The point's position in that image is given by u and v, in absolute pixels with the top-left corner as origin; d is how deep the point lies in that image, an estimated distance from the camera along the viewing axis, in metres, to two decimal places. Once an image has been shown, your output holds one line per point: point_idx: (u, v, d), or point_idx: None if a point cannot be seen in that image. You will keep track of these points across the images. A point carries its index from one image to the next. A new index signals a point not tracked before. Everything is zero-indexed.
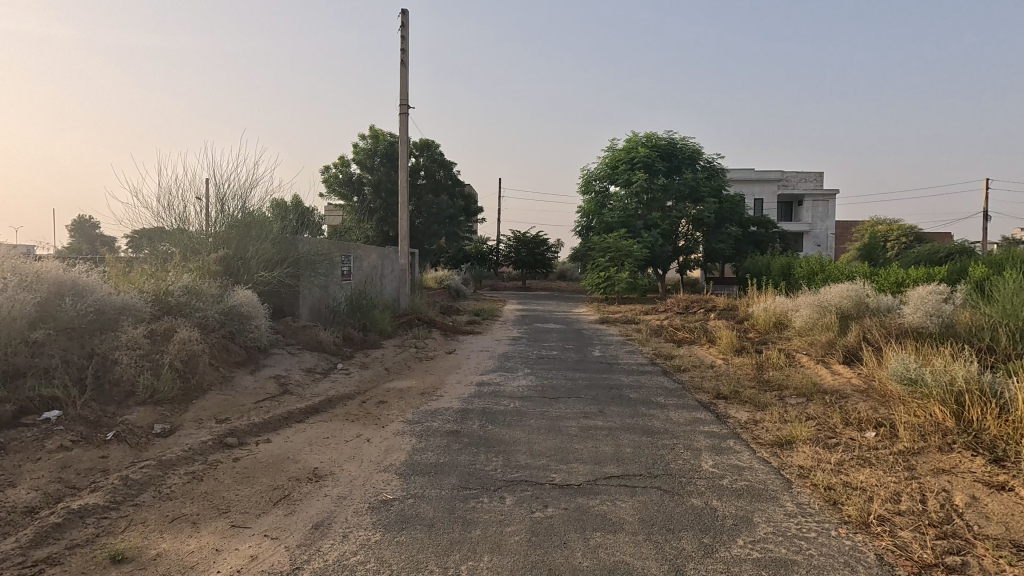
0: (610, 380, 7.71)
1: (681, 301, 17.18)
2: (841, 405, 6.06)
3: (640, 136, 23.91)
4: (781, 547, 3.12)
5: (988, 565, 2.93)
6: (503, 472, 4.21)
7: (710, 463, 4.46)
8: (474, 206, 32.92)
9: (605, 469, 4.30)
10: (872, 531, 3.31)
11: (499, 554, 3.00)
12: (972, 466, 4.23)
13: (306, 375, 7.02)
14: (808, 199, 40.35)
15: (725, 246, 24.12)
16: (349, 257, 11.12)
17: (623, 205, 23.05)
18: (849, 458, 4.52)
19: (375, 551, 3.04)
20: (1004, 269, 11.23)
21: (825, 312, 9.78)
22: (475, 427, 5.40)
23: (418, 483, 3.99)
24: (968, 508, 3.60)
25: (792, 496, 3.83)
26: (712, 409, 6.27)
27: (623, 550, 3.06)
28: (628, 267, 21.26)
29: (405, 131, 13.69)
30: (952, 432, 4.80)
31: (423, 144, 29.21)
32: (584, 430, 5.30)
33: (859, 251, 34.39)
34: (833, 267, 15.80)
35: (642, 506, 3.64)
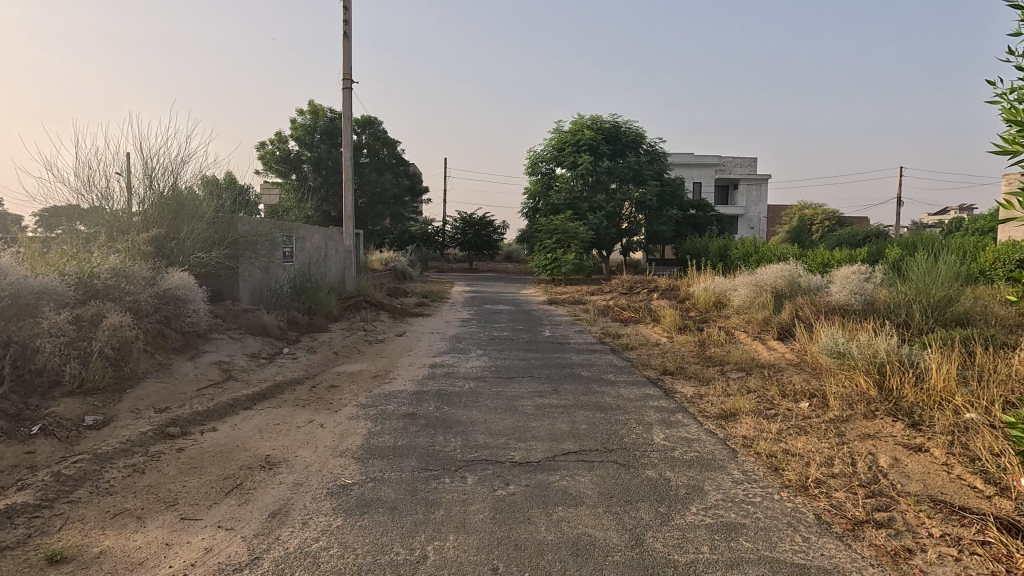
0: (561, 359, 7.87)
1: (625, 283, 17.67)
2: (778, 378, 6.43)
3: (585, 119, 24.08)
4: (731, 512, 3.31)
5: (910, 519, 3.23)
6: (463, 452, 4.22)
7: (662, 436, 4.64)
8: (418, 186, 32.34)
9: (563, 445, 4.39)
10: (810, 493, 3.56)
11: (464, 533, 3.02)
12: (893, 431, 4.60)
13: (250, 360, 6.75)
14: (743, 183, 42.16)
15: (667, 229, 24.88)
16: (289, 238, 10.70)
17: (569, 187, 23.27)
18: (787, 427, 4.83)
19: (338, 537, 2.99)
20: (917, 251, 12.20)
21: (761, 291, 10.29)
22: (431, 408, 5.36)
23: (376, 466, 3.95)
24: (892, 469, 3.93)
25: (738, 465, 4.06)
26: (660, 384, 6.53)
27: (585, 522, 3.16)
28: (574, 249, 21.61)
29: (349, 106, 13.23)
30: (875, 400, 5.22)
31: (365, 121, 28.54)
32: (540, 408, 5.39)
33: (789, 234, 36.36)
34: (767, 248, 16.64)
35: (600, 479, 3.76)
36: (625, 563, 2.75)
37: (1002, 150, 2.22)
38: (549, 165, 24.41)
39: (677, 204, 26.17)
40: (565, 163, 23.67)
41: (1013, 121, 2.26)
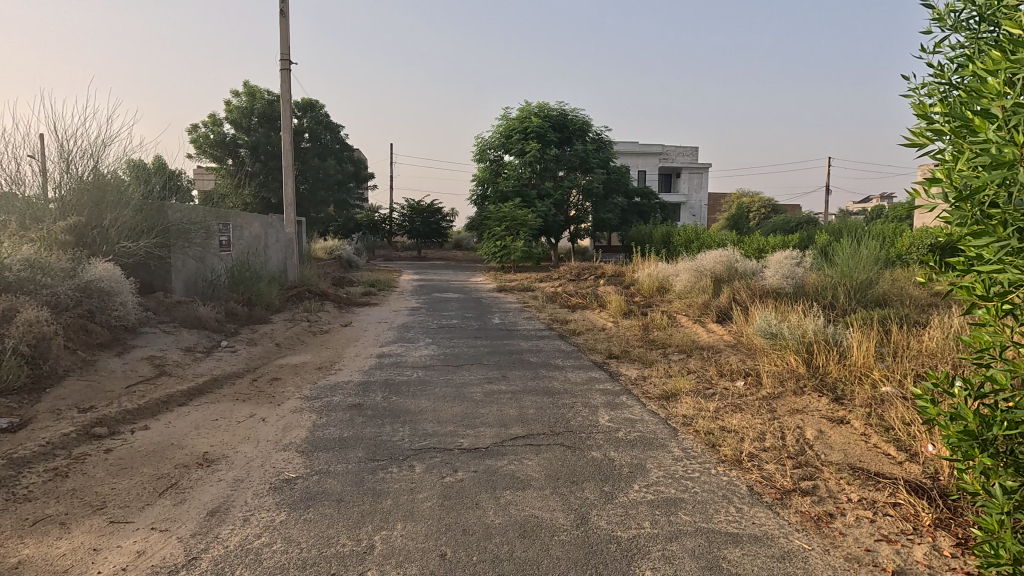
0: (510, 346, 7.94)
1: (573, 270, 17.96)
2: (716, 358, 6.73)
3: (532, 106, 24.11)
4: (671, 487, 3.46)
5: (832, 486, 3.47)
6: (411, 441, 4.20)
7: (607, 418, 4.77)
8: (363, 173, 31.58)
9: (511, 430, 4.44)
10: (744, 466, 3.77)
11: (411, 521, 3.02)
12: (819, 405, 4.91)
13: (185, 354, 6.44)
14: (685, 172, 43.44)
15: (613, 216, 25.38)
16: (225, 226, 10.21)
17: (517, 174, 23.32)
18: (724, 405, 5.07)
19: (281, 532, 2.92)
20: (842, 237, 12.99)
21: (701, 276, 10.70)
22: (378, 399, 5.29)
23: (322, 458, 3.88)
24: (817, 441, 4.21)
25: (677, 443, 4.23)
26: (605, 367, 6.71)
27: (532, 505, 3.22)
28: (523, 236, 21.73)
29: (287, 88, 12.70)
30: (804, 376, 5.55)
31: (306, 104, 27.52)
32: (488, 395, 5.43)
33: (728, 221, 37.84)
34: (707, 235, 17.29)
35: (547, 462, 3.84)
36: (571, 542, 2.83)
37: (912, 141, 2.38)
38: (497, 152, 24.40)
39: (622, 192, 26.70)
40: (513, 150, 23.66)
41: (922, 115, 2.43)
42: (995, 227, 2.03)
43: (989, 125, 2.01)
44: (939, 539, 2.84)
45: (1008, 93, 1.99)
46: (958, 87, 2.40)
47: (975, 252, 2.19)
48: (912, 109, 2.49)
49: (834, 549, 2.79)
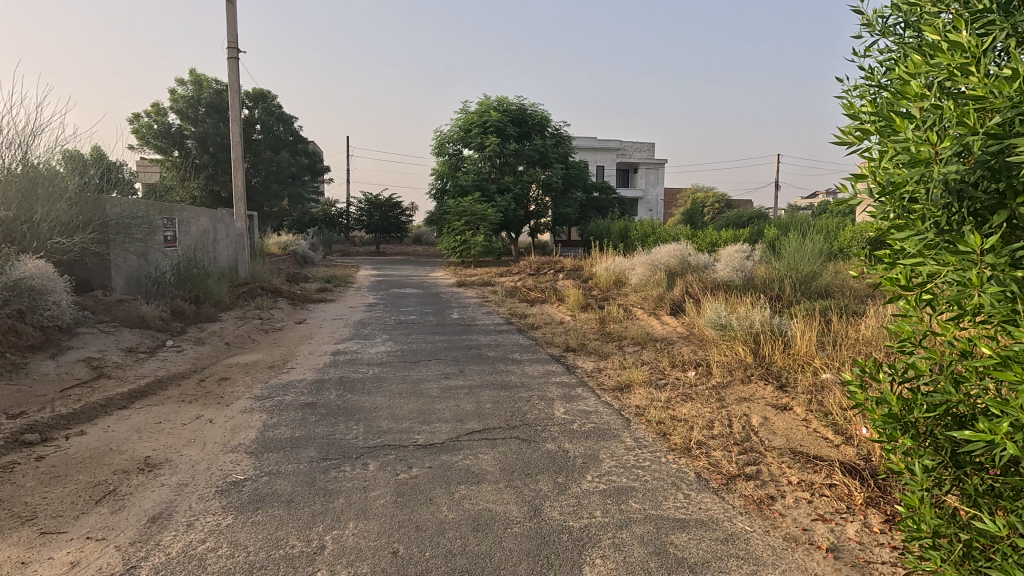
0: (468, 341, 7.92)
1: (533, 264, 18.07)
2: (669, 350, 6.90)
3: (491, 100, 24.03)
4: (623, 476, 3.55)
5: (774, 470, 3.63)
6: (365, 439, 4.15)
7: (562, 410, 4.84)
8: (319, 166, 30.81)
9: (467, 425, 4.44)
10: (692, 454, 3.89)
11: (364, 519, 2.99)
12: (765, 393, 5.11)
13: (126, 355, 6.15)
14: (642, 168, 44.23)
15: (572, 211, 25.60)
16: (170, 221, 9.78)
17: (476, 168, 23.22)
18: (675, 395, 5.21)
19: (227, 536, 2.84)
20: (789, 231, 13.52)
21: (655, 269, 10.94)
22: (332, 397, 5.20)
23: (272, 459, 3.78)
24: (762, 427, 4.38)
25: (630, 433, 4.32)
26: (562, 360, 6.78)
27: (486, 498, 3.23)
28: (483, 231, 21.70)
29: (236, 77, 12.25)
30: (751, 365, 5.76)
31: (258, 94, 26.62)
32: (445, 390, 5.41)
33: (683, 216, 38.77)
34: (663, 230, 17.67)
35: (502, 456, 3.86)
36: (524, 533, 2.86)
37: (842, 140, 2.49)
38: (456, 146, 24.25)
39: (581, 187, 26.96)
40: (473, 145, 23.54)
41: (851, 115, 2.55)
42: (915, 222, 2.16)
43: (909, 125, 2.12)
44: (869, 516, 3.01)
45: (925, 95, 2.11)
46: (884, 88, 2.52)
47: (898, 246, 2.33)
48: (843, 108, 2.60)
49: (773, 530, 2.91)
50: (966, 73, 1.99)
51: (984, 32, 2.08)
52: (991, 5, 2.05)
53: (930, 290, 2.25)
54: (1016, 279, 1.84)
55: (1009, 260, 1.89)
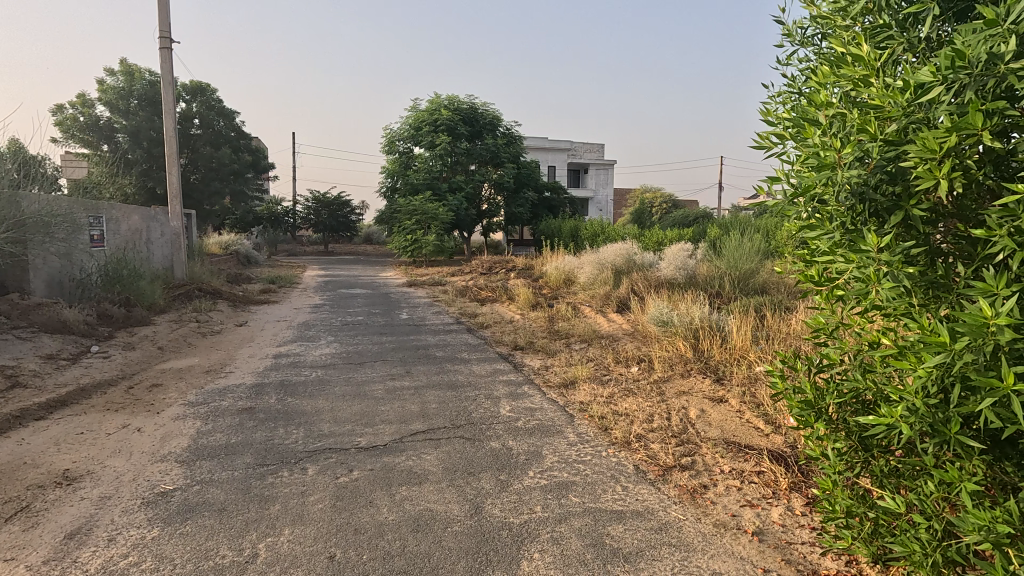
0: (416, 341, 7.85)
1: (485, 263, 18.08)
2: (614, 346, 7.06)
3: (442, 98, 23.87)
4: (564, 471, 3.61)
5: (708, 459, 3.78)
6: (305, 443, 4.05)
7: (508, 408, 4.87)
8: (263, 163, 29.77)
9: (411, 426, 4.41)
10: (631, 447, 4.01)
11: (300, 524, 2.93)
12: (703, 386, 5.31)
13: (45, 363, 5.76)
14: (593, 168, 44.97)
15: (524, 210, 25.73)
16: (96, 219, 9.20)
17: (427, 167, 23.02)
18: (618, 390, 5.35)
19: (152, 548, 2.72)
20: (730, 230, 14.06)
21: (603, 268, 11.17)
22: (272, 401, 5.05)
23: (205, 467, 3.63)
24: (699, 419, 4.55)
25: (573, 429, 4.40)
26: (510, 359, 6.83)
27: (427, 498, 3.22)
28: (434, 230, 21.53)
29: (169, 69, 11.70)
30: (690, 360, 5.98)
31: (195, 87, 25.53)
32: (390, 391, 5.35)
33: (633, 217, 39.65)
34: (612, 229, 18.04)
35: (445, 455, 3.86)
36: (464, 532, 2.87)
37: (760, 145, 2.62)
38: (406, 144, 23.95)
39: (533, 186, 27.14)
40: (423, 143, 23.30)
41: (769, 121, 2.69)
42: (824, 222, 2.31)
43: (817, 131, 2.28)
44: (792, 500, 3.19)
45: (832, 104, 2.27)
46: (799, 96, 2.67)
47: (813, 245, 2.49)
48: (763, 115, 2.75)
49: (704, 518, 3.04)
50: (868, 84, 2.14)
51: (884, 46, 2.23)
52: (890, 21, 2.20)
53: (840, 287, 2.41)
54: (909, 276, 2.00)
55: (905, 257, 2.05)
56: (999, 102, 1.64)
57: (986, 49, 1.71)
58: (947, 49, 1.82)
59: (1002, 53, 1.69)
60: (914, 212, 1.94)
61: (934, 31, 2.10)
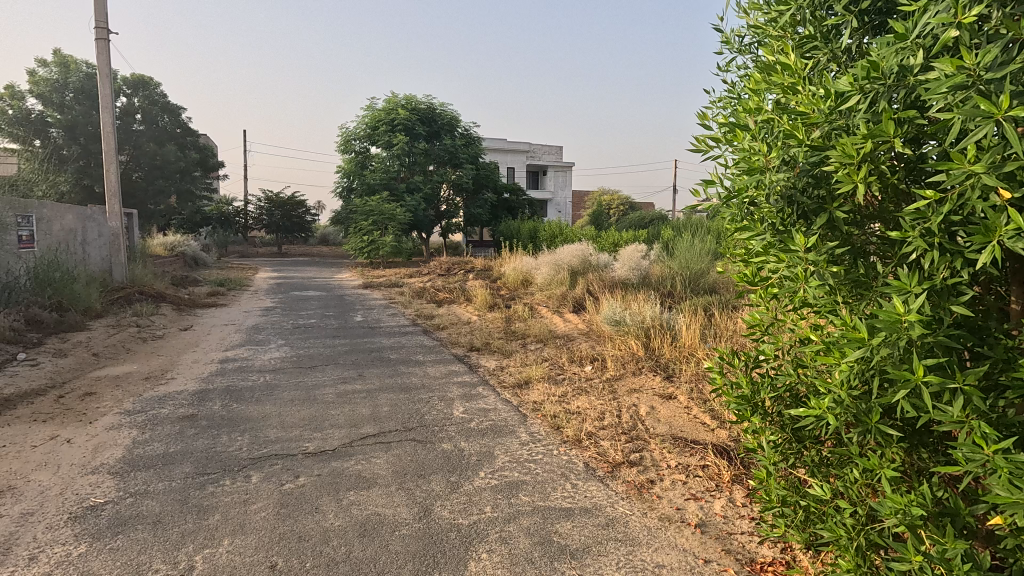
0: (370, 343, 7.72)
1: (443, 265, 17.97)
2: (569, 346, 7.15)
3: (399, 97, 23.58)
4: (515, 471, 3.63)
5: (656, 455, 3.87)
6: (249, 450, 3.92)
7: (461, 410, 4.85)
8: (211, 161, 28.73)
9: (361, 430, 4.34)
10: (582, 445, 4.06)
11: (240, 534, 2.83)
12: (653, 384, 5.44)
13: None
14: (552, 170, 45.38)
15: (483, 211, 25.70)
16: (25, 218, 8.66)
17: (384, 167, 22.71)
18: (571, 389, 5.42)
19: (78, 565, 2.58)
20: (683, 232, 14.45)
21: (559, 268, 11.30)
22: (216, 407, 4.87)
23: (140, 478, 3.47)
24: (648, 416, 4.65)
25: (525, 428, 4.43)
26: (465, 360, 6.81)
27: (375, 503, 3.17)
28: (391, 231, 21.25)
29: (106, 61, 11.16)
30: (641, 358, 6.11)
31: (137, 81, 24.58)
32: (341, 395, 5.24)
33: (591, 218, 40.21)
34: (570, 231, 18.24)
35: (396, 458, 3.81)
36: (411, 535, 2.84)
37: (697, 148, 2.70)
38: (363, 143, 23.56)
39: (492, 188, 27.13)
40: (380, 142, 22.96)
41: (706, 126, 2.78)
42: (757, 223, 2.41)
43: (749, 136, 2.37)
44: (734, 492, 3.30)
45: (763, 110, 2.37)
46: (734, 102, 2.77)
47: (749, 245, 2.59)
48: (702, 119, 2.84)
49: (650, 512, 3.11)
50: (795, 92, 2.25)
51: (810, 56, 2.35)
52: (815, 32, 2.32)
53: (773, 285, 2.51)
54: (832, 274, 2.11)
55: (829, 257, 2.15)
56: (908, 111, 1.75)
57: (897, 61, 1.83)
58: (862, 61, 1.93)
59: (911, 65, 1.81)
60: (837, 214, 2.04)
61: (855, 42, 2.22)
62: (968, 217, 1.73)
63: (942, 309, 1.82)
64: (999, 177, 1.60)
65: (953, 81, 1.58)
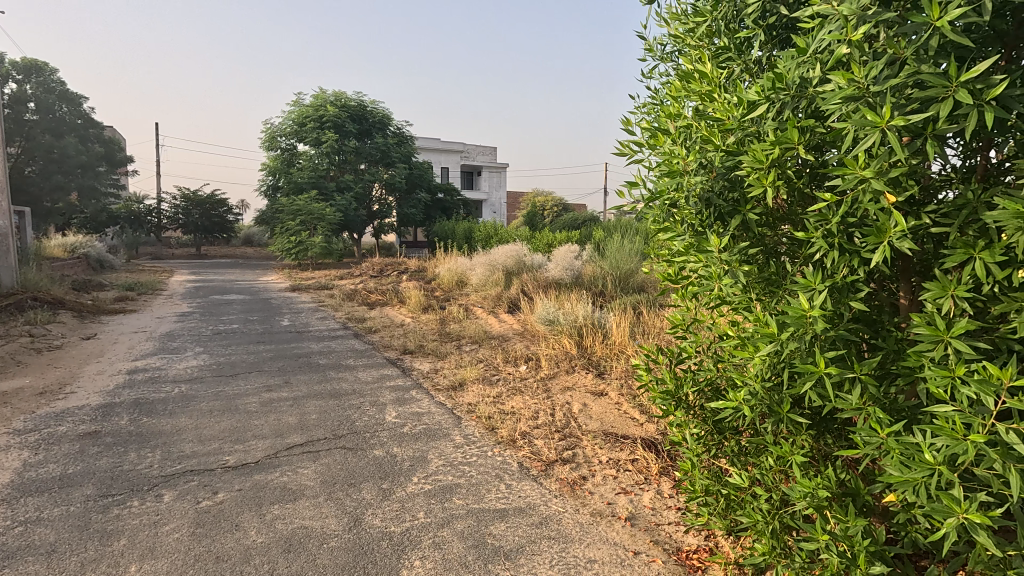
0: (298, 349, 7.40)
1: (376, 266, 17.56)
2: (504, 346, 7.18)
3: (327, 93, 22.75)
4: (449, 475, 3.58)
5: (587, 451, 3.95)
6: (161, 467, 3.64)
7: (393, 415, 4.74)
8: (118, 156, 26.62)
9: (288, 439, 4.14)
10: (516, 445, 4.08)
11: (150, 559, 2.62)
12: (586, 381, 5.55)
13: None
14: (486, 171, 45.44)
15: (417, 212, 25.32)
16: None
17: (312, 165, 21.88)
18: (505, 389, 5.43)
19: None
20: (614, 233, 14.88)
21: (494, 268, 11.33)
22: (123, 422, 4.49)
23: (32, 505, 3.14)
24: (581, 413, 4.74)
25: (460, 430, 4.40)
26: (398, 363, 6.67)
27: (302, 515, 3.04)
28: (321, 231, 20.51)
29: None
30: (574, 357, 6.22)
31: (30, 65, 22.66)
32: (266, 404, 4.98)
33: (526, 219, 40.60)
34: (505, 231, 18.33)
35: (325, 468, 3.66)
36: (341, 547, 2.74)
37: (621, 152, 2.78)
38: (289, 140, 22.62)
39: (426, 188, 26.80)
40: (307, 140, 22.09)
41: (629, 131, 2.87)
42: (678, 224, 2.51)
43: (669, 140, 2.47)
44: (661, 483, 3.43)
45: (682, 116, 2.47)
46: (656, 109, 2.87)
47: (671, 246, 2.69)
48: (627, 124, 2.93)
49: (582, 508, 3.17)
50: (711, 99, 2.36)
51: (724, 66, 2.47)
52: (729, 43, 2.44)
53: (693, 284, 2.63)
54: (745, 273, 2.23)
55: (742, 256, 2.27)
56: (809, 120, 1.87)
57: (799, 73, 1.95)
58: (769, 72, 2.04)
59: (811, 78, 1.94)
60: (749, 216, 2.15)
61: (764, 54, 2.35)
62: (862, 220, 1.88)
63: (842, 305, 1.96)
64: (886, 183, 1.75)
65: (846, 93, 1.71)
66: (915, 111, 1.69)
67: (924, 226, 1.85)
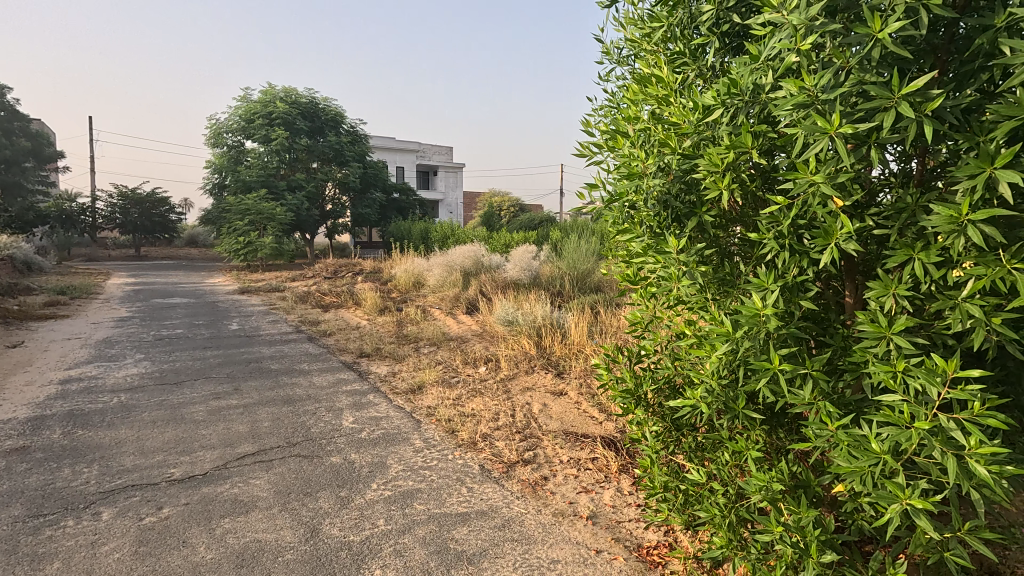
0: (248, 354, 7.12)
1: (329, 267, 17.12)
2: (463, 348, 7.13)
3: (276, 89, 22.03)
4: (409, 480, 3.52)
5: (548, 451, 3.96)
6: (99, 482, 3.42)
7: (351, 420, 4.62)
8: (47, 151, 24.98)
9: (238, 449, 3.97)
10: (477, 447, 4.05)
11: None
12: (545, 381, 5.58)
13: None
14: (442, 170, 45.08)
15: (372, 212, 24.85)
16: None
17: (261, 163, 21.15)
18: (465, 391, 5.39)
19: None
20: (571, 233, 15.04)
21: (452, 269, 11.24)
22: (55, 436, 4.19)
23: None
24: (541, 413, 4.76)
25: (419, 434, 4.33)
26: (355, 367, 6.51)
27: (255, 528, 2.91)
28: (271, 232, 19.84)
29: None
30: (534, 357, 6.23)
31: None
32: (214, 412, 4.76)
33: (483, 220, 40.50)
34: (462, 232, 18.23)
35: (279, 477, 3.53)
36: (297, 559, 2.64)
37: (580, 153, 2.80)
38: (236, 137, 21.80)
39: (381, 187, 26.35)
40: (255, 137, 21.33)
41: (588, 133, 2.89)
42: (636, 226, 2.55)
43: (628, 143, 2.50)
44: (621, 481, 3.47)
45: (640, 119, 2.51)
46: (614, 111, 2.90)
47: (630, 247, 2.73)
48: (586, 126, 2.95)
49: (544, 509, 3.17)
50: (668, 103, 2.41)
51: (680, 71, 2.53)
52: (684, 49, 2.49)
53: (651, 285, 2.68)
54: (701, 273, 2.28)
55: (698, 257, 2.33)
56: (762, 125, 1.93)
57: (752, 80, 2.01)
58: (724, 78, 2.10)
59: (763, 85, 2.00)
60: (705, 218, 2.20)
61: (718, 60, 2.41)
62: (811, 222, 1.96)
63: (793, 304, 2.04)
64: (834, 187, 1.82)
65: (796, 100, 1.77)
66: (859, 118, 1.77)
67: (868, 228, 1.94)
